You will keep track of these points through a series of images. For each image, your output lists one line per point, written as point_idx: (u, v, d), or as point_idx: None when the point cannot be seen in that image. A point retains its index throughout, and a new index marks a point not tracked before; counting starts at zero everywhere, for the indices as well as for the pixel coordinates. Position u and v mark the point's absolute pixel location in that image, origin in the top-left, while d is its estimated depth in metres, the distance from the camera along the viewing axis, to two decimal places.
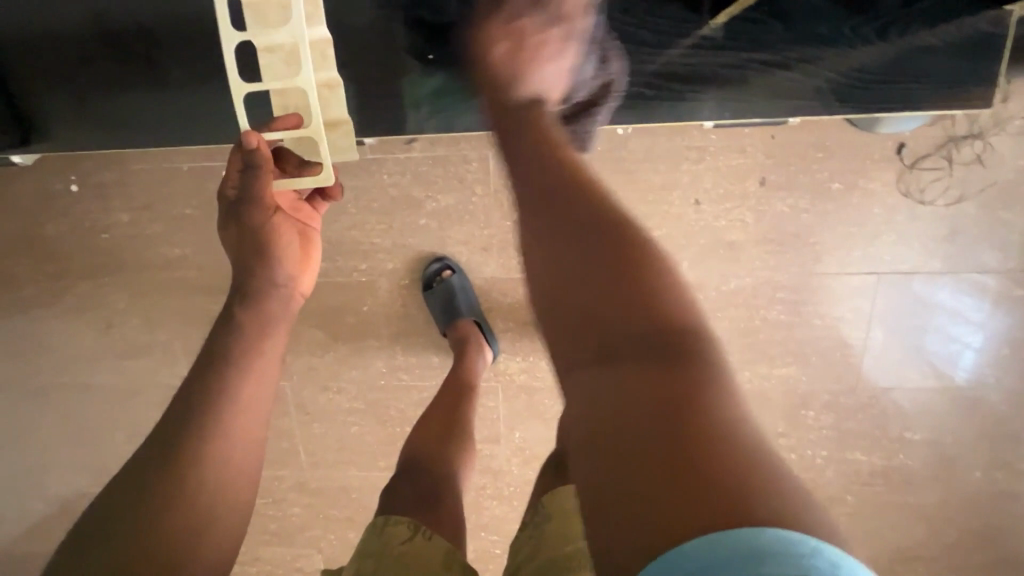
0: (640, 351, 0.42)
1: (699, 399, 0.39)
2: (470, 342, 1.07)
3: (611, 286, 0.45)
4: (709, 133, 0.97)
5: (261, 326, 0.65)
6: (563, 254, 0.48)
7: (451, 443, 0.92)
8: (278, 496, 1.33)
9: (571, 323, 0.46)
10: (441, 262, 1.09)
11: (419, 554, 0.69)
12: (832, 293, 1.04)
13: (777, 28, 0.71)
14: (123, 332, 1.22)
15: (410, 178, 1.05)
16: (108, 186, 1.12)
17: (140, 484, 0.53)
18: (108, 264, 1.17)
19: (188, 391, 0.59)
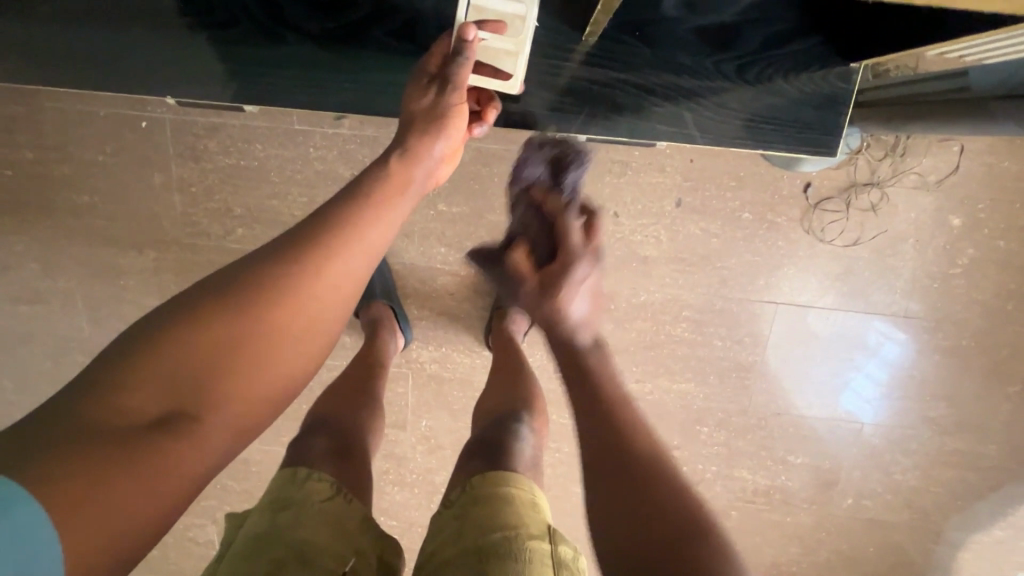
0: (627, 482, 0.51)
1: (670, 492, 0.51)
2: (382, 323, 1.07)
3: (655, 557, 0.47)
4: (633, 149, 1.00)
5: (344, 262, 0.53)
6: (615, 517, 0.51)
7: (362, 412, 0.91)
8: None
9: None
10: None
11: (341, 518, 0.70)
12: (742, 317, 1.09)
13: (645, 51, 0.74)
14: (20, 277, 1.16)
15: (337, 154, 1.04)
16: (15, 119, 1.06)
17: (140, 415, 0.44)
18: (11, 204, 1.11)
19: (228, 311, 0.49)
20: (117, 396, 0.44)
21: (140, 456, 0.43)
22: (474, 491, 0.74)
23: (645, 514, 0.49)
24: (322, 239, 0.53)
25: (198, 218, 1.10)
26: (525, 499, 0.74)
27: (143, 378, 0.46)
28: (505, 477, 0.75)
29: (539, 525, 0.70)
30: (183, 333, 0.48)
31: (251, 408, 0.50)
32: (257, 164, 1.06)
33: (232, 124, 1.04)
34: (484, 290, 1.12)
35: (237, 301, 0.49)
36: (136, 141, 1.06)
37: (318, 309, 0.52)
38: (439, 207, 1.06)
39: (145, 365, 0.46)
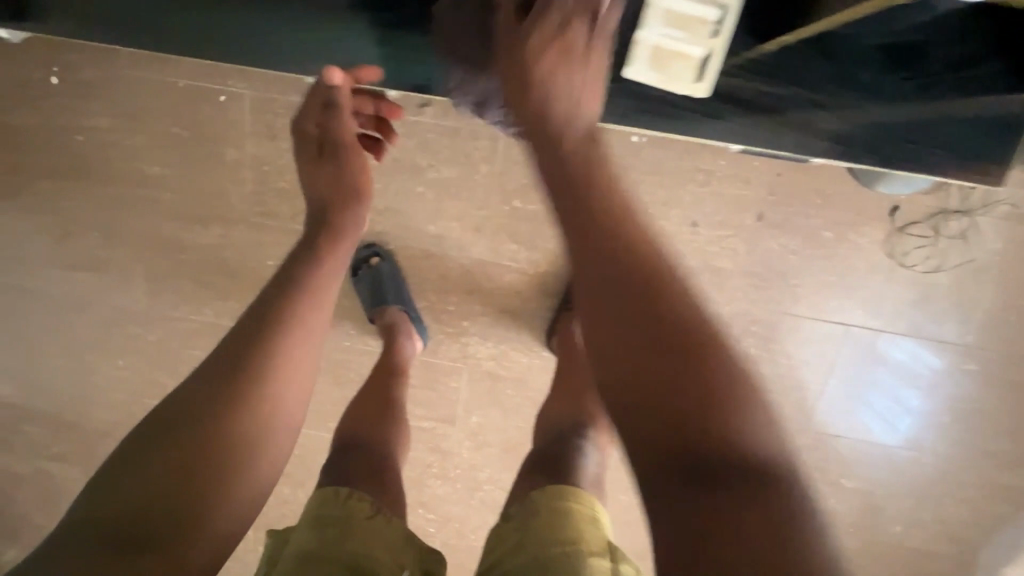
0: (676, 432, 0.42)
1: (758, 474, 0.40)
2: (397, 329, 1.07)
3: (696, 401, 0.42)
4: (720, 158, 0.98)
5: (315, 324, 0.62)
6: (626, 349, 0.45)
7: (391, 427, 0.92)
8: None
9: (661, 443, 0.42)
10: (371, 248, 1.09)
11: (384, 531, 0.70)
12: (782, 334, 1.07)
13: (821, 62, 0.73)
14: (80, 244, 1.15)
15: (416, 143, 1.02)
16: (92, 85, 1.04)
17: (161, 494, 0.51)
18: (78, 170, 1.10)
19: (225, 390, 0.56)
20: (148, 487, 0.50)
21: (171, 534, 0.49)
22: (533, 506, 0.75)
23: (678, 345, 0.44)
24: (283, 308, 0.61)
25: (267, 198, 1.08)
26: (586, 516, 0.74)
27: (156, 465, 0.51)
28: (565, 493, 0.76)
29: (599, 540, 0.70)
30: (196, 418, 0.54)
31: (260, 466, 0.56)
32: None
33: None
34: (550, 290, 1.10)
35: (231, 376, 0.57)
36: (212, 116, 1.04)
37: (297, 374, 0.60)
38: (514, 204, 1.04)
39: (161, 451, 0.52)
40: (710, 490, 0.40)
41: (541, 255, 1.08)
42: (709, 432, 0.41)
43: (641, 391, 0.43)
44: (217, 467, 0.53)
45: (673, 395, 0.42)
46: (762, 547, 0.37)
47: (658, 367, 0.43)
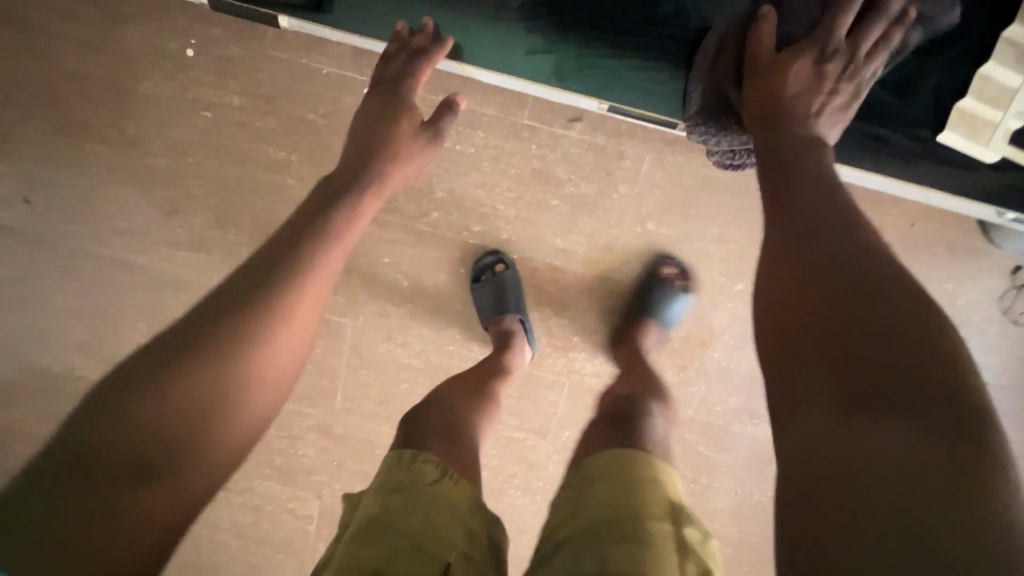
0: (852, 402, 0.42)
1: (984, 485, 0.36)
2: (510, 338, 1.05)
3: (860, 333, 0.44)
4: (858, 203, 1.01)
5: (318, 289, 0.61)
6: (792, 292, 0.50)
7: (478, 407, 0.86)
8: (295, 432, 1.26)
9: (816, 360, 0.45)
10: (498, 256, 1.08)
11: (451, 500, 0.62)
12: None
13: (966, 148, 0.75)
14: (187, 220, 1.11)
15: (559, 156, 1.03)
16: (231, 63, 1.02)
17: (143, 443, 0.50)
18: (200, 145, 1.07)
19: (215, 343, 0.54)
20: (120, 432, 0.50)
21: (151, 479, 0.49)
22: (586, 471, 0.64)
23: (848, 295, 0.47)
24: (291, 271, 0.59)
25: (395, 194, 1.07)
26: (648, 475, 0.62)
27: (141, 416, 0.50)
28: (625, 455, 0.64)
29: (661, 505, 0.59)
30: (179, 372, 0.53)
31: (240, 422, 0.55)
32: (473, 151, 1.03)
33: (460, 107, 1.01)
34: (668, 314, 1.10)
35: (222, 328, 0.55)
36: (353, 105, 1.02)
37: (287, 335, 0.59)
38: (647, 226, 1.05)
39: (138, 406, 0.51)
40: (888, 461, 0.38)
41: (665, 279, 1.08)
42: (920, 414, 0.40)
43: (818, 356, 0.45)
44: (194, 420, 0.52)
45: (842, 334, 0.45)
46: (936, 516, 0.35)
47: (855, 338, 0.44)
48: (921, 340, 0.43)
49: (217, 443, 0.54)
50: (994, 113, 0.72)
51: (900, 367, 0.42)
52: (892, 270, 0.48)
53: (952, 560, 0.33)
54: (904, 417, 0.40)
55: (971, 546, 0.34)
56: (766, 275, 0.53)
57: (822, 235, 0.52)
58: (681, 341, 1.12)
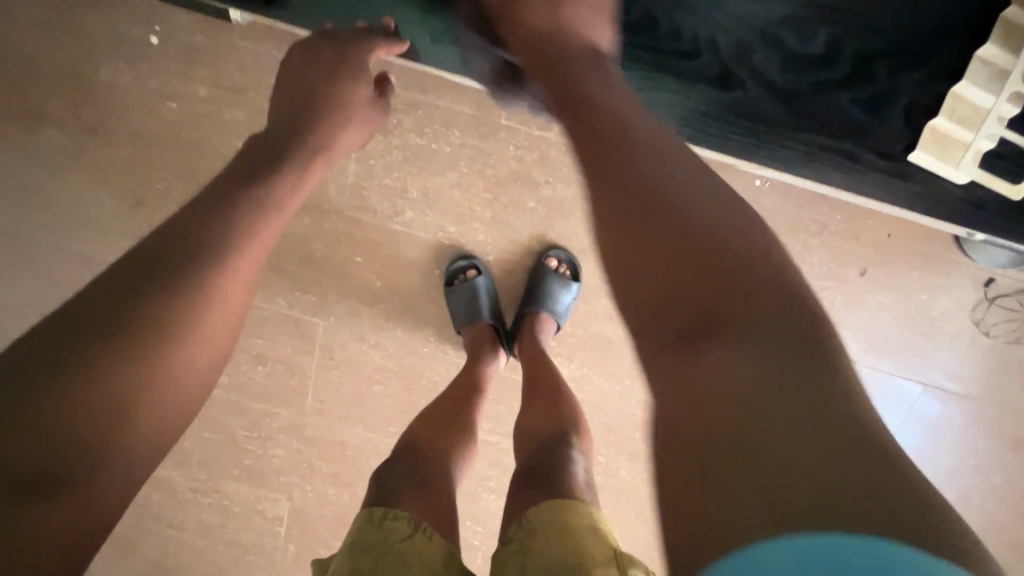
0: (710, 325, 0.41)
1: (831, 385, 0.37)
2: (483, 344, 1.03)
3: (701, 272, 0.43)
4: (836, 213, 1.00)
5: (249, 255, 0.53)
6: (636, 224, 0.46)
7: (451, 439, 0.85)
8: (265, 432, 1.23)
9: (700, 309, 0.42)
10: (471, 260, 1.06)
11: (422, 556, 0.60)
12: None
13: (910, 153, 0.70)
14: (151, 214, 1.07)
15: (536, 158, 1.00)
16: (197, 51, 0.98)
17: (44, 448, 0.41)
18: (164, 136, 1.02)
19: (130, 326, 0.46)
20: (16, 434, 0.41)
21: (59, 486, 0.41)
22: (529, 524, 0.64)
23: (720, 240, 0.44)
24: (214, 236, 0.51)
25: (369, 192, 1.04)
26: (584, 523, 0.63)
27: (34, 414, 0.41)
28: (562, 505, 0.65)
29: (605, 549, 0.60)
30: (82, 364, 0.44)
31: (165, 410, 0.47)
32: (449, 151, 1.00)
33: (435, 104, 0.98)
34: None
35: (134, 310, 0.46)
36: None
37: (216, 311, 0.50)
38: None
39: (33, 407, 0.42)
40: (748, 390, 0.37)
41: None
42: (777, 338, 0.39)
43: (666, 291, 0.43)
44: (107, 418, 0.44)
45: (699, 274, 0.43)
46: (824, 467, 0.33)
47: (738, 284, 0.42)
48: (770, 282, 0.42)
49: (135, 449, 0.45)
50: (968, 133, 0.66)
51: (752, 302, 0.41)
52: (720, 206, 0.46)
53: (832, 481, 0.33)
54: (749, 339, 0.40)
55: (831, 451, 0.34)
56: (614, 208, 0.48)
57: (638, 157, 0.49)
58: None
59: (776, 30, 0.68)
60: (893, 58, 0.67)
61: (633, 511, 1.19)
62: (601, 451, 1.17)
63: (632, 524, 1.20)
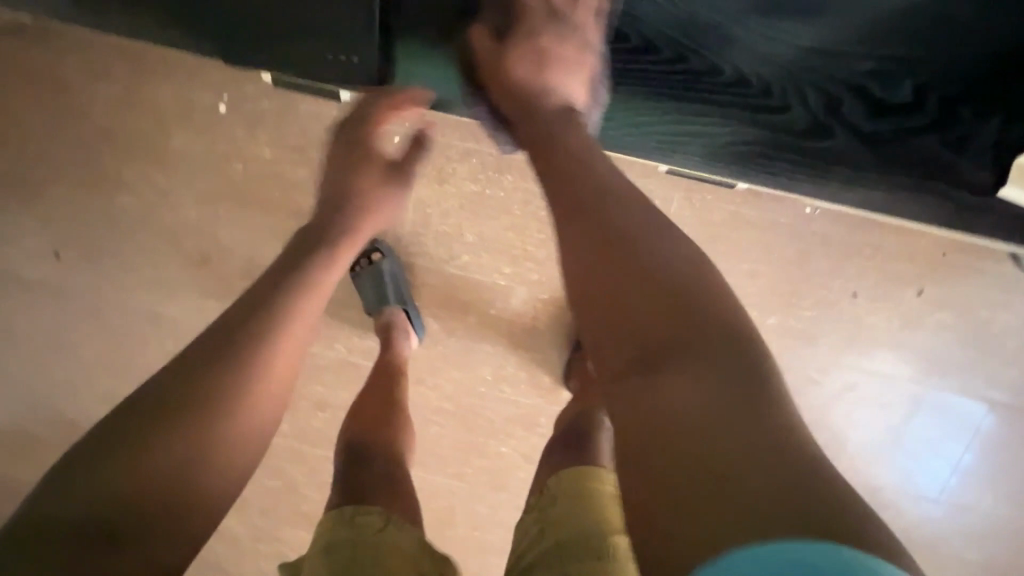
0: (655, 360, 0.45)
1: (775, 438, 0.39)
2: (396, 330, 1.04)
3: (661, 312, 0.47)
4: (889, 235, 1.01)
5: (295, 336, 0.62)
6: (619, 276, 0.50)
7: (392, 423, 0.87)
8: (323, 477, 1.24)
9: (655, 343, 0.46)
10: (374, 244, 1.07)
11: (397, 544, 0.64)
12: (802, 371, 1.10)
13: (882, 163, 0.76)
14: (216, 270, 1.11)
15: None
16: (262, 116, 1.04)
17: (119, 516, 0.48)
18: (230, 197, 1.08)
19: (201, 401, 0.54)
20: (99, 494, 0.48)
21: (124, 547, 0.47)
22: (551, 491, 0.71)
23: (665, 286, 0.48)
24: (270, 320, 0.60)
25: (426, 238, 1.08)
26: (606, 494, 0.69)
27: (106, 481, 0.48)
28: (584, 475, 0.71)
29: (619, 517, 0.65)
30: (155, 435, 0.51)
31: (220, 478, 0.54)
32: (503, 195, 1.04)
33: (489, 152, 1.02)
34: None
35: (206, 393, 0.54)
36: None
37: (262, 385, 0.58)
38: None
39: (115, 471, 0.49)
40: (716, 438, 0.40)
41: None
42: (720, 402, 0.42)
43: (644, 345, 0.47)
44: (169, 484, 0.51)
45: (645, 315, 0.48)
46: (776, 491, 0.36)
47: (677, 327, 0.47)
48: (681, 315, 0.47)
49: (201, 505, 0.53)
50: None
51: (685, 339, 0.46)
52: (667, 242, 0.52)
53: (785, 498, 0.36)
54: (706, 380, 0.43)
55: (777, 491, 0.36)
56: (570, 257, 0.54)
57: (645, 230, 0.53)
58: None
59: (861, 81, 0.73)
60: (971, 104, 0.72)
61: None
62: None
63: None
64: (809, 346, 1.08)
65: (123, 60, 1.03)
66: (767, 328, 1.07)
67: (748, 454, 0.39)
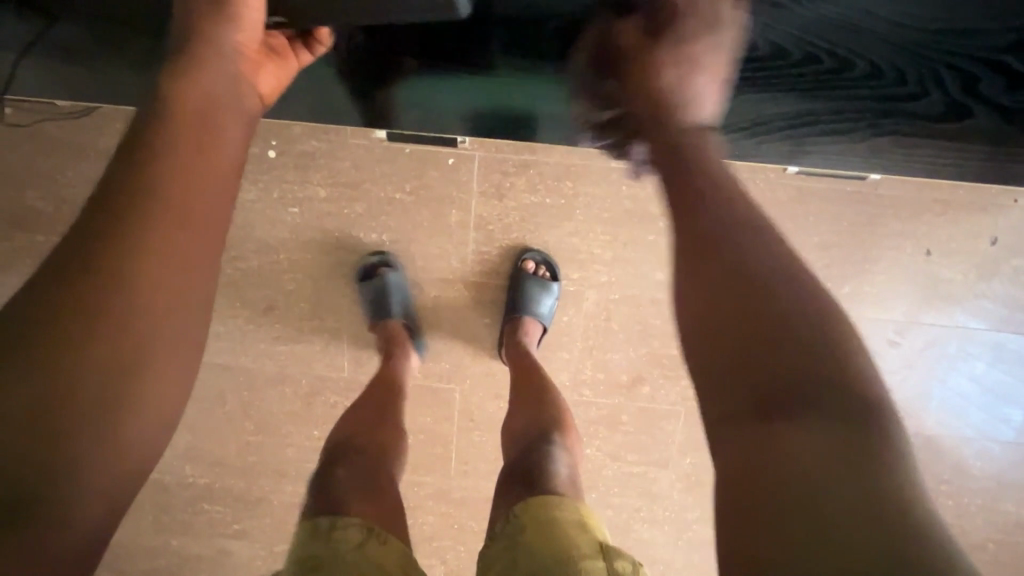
0: (785, 399, 0.40)
1: (885, 492, 0.35)
2: (395, 342, 1.06)
3: (779, 328, 0.42)
4: (958, 188, 1.01)
5: (171, 239, 0.48)
6: (721, 290, 0.46)
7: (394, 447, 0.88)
8: (412, 502, 1.23)
9: (795, 369, 0.40)
10: (381, 256, 1.08)
11: (377, 561, 0.64)
12: (861, 336, 1.09)
13: (904, 127, 0.69)
14: (285, 314, 1.14)
15: (650, 192, 1.02)
16: (313, 158, 1.03)
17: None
18: (291, 242, 1.09)
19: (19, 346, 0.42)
20: None
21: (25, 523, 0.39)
22: (517, 519, 0.68)
23: (749, 302, 0.44)
24: (101, 233, 0.47)
25: (490, 255, 1.08)
26: (569, 519, 0.67)
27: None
28: (544, 500, 0.69)
29: (591, 542, 0.63)
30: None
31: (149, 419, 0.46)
32: (564, 202, 1.04)
33: (547, 161, 1.01)
34: None
35: (66, 325, 0.44)
36: (438, 178, 1.03)
37: (137, 304, 0.46)
38: None
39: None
40: (819, 470, 0.37)
41: None
42: (837, 427, 0.38)
43: (763, 361, 0.41)
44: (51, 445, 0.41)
45: (766, 338, 0.42)
46: (866, 545, 0.33)
47: (803, 356, 0.41)
48: (804, 332, 0.42)
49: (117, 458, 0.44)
50: None
51: (803, 368, 0.40)
52: (749, 239, 0.47)
53: (878, 548, 0.33)
54: (818, 415, 0.38)
55: (857, 522, 0.34)
56: (686, 277, 0.48)
57: (743, 233, 0.48)
58: None
59: (959, 63, 0.66)
60: None
61: None
62: None
63: None
64: (882, 307, 1.08)
65: None
66: (844, 297, 1.07)
67: (860, 508, 0.34)
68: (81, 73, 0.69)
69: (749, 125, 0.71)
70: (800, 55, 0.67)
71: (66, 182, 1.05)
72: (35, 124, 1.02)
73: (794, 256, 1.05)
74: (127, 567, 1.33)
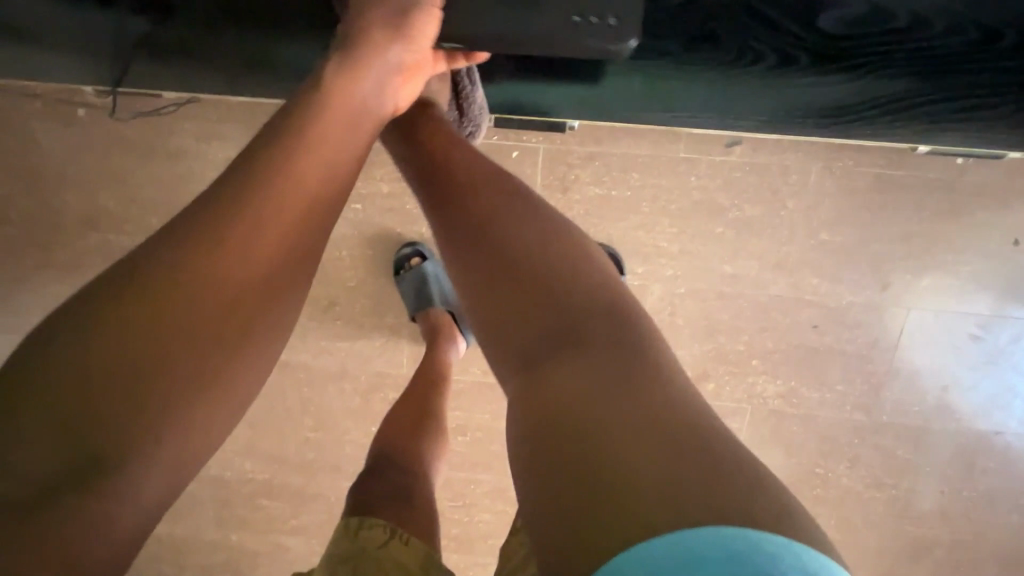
0: (570, 345, 0.48)
1: (667, 421, 0.41)
2: (440, 331, 1.04)
3: (542, 292, 0.51)
4: None
5: (275, 242, 0.48)
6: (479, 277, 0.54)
7: (422, 440, 0.84)
8: (469, 500, 1.22)
9: (571, 331, 0.48)
10: (415, 247, 1.09)
11: (402, 562, 0.63)
12: (939, 331, 1.05)
13: (954, 82, 0.67)
14: (345, 310, 1.14)
15: (720, 182, 0.99)
16: (377, 154, 1.03)
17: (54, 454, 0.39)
18: (353, 238, 1.09)
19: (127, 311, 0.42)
20: None
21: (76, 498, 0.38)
22: None
23: (518, 279, 0.52)
24: (218, 214, 0.46)
25: None
26: None
27: (55, 413, 0.39)
28: None
29: None
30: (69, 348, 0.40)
31: (222, 413, 0.44)
32: (630, 194, 1.01)
33: (613, 153, 1.00)
34: (847, 321, 1.05)
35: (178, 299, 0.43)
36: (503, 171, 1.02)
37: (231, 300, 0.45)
38: (821, 236, 1.01)
39: (41, 396, 0.39)
40: (617, 413, 0.41)
41: (846, 287, 1.03)
42: (628, 372, 0.44)
43: (552, 329, 0.49)
44: (128, 424, 0.40)
45: (540, 309, 0.50)
46: (681, 477, 0.37)
47: (578, 318, 0.49)
48: (565, 284, 0.51)
49: (179, 448, 0.42)
50: None
51: (577, 324, 0.49)
52: (492, 226, 0.55)
53: (674, 476, 0.37)
54: (602, 365, 0.45)
55: (675, 472, 0.38)
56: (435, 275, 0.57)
57: (481, 219, 0.57)
58: (867, 347, 1.06)
59: (1020, 22, 0.64)
60: None
61: (857, 517, 1.15)
62: (818, 461, 1.13)
63: (860, 530, 1.15)
64: (964, 300, 1.03)
65: (231, 118, 1.02)
66: (922, 289, 1.03)
67: (660, 446, 0.39)
68: (197, 67, 0.74)
69: (874, 104, 0.69)
70: (860, 20, 0.66)
71: (135, 181, 1.07)
72: (106, 124, 1.04)
73: (871, 247, 1.01)
74: (186, 561, 1.35)
